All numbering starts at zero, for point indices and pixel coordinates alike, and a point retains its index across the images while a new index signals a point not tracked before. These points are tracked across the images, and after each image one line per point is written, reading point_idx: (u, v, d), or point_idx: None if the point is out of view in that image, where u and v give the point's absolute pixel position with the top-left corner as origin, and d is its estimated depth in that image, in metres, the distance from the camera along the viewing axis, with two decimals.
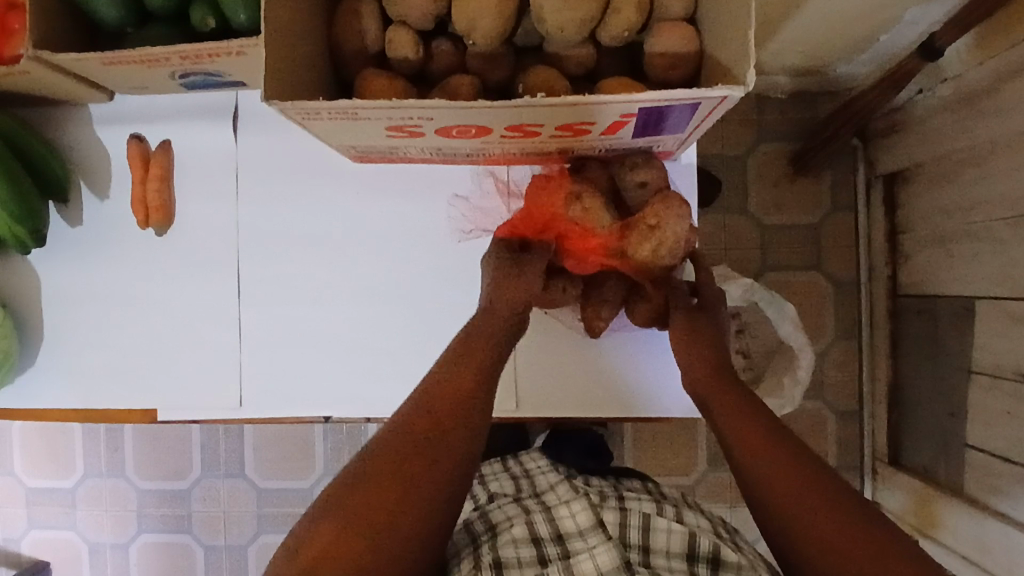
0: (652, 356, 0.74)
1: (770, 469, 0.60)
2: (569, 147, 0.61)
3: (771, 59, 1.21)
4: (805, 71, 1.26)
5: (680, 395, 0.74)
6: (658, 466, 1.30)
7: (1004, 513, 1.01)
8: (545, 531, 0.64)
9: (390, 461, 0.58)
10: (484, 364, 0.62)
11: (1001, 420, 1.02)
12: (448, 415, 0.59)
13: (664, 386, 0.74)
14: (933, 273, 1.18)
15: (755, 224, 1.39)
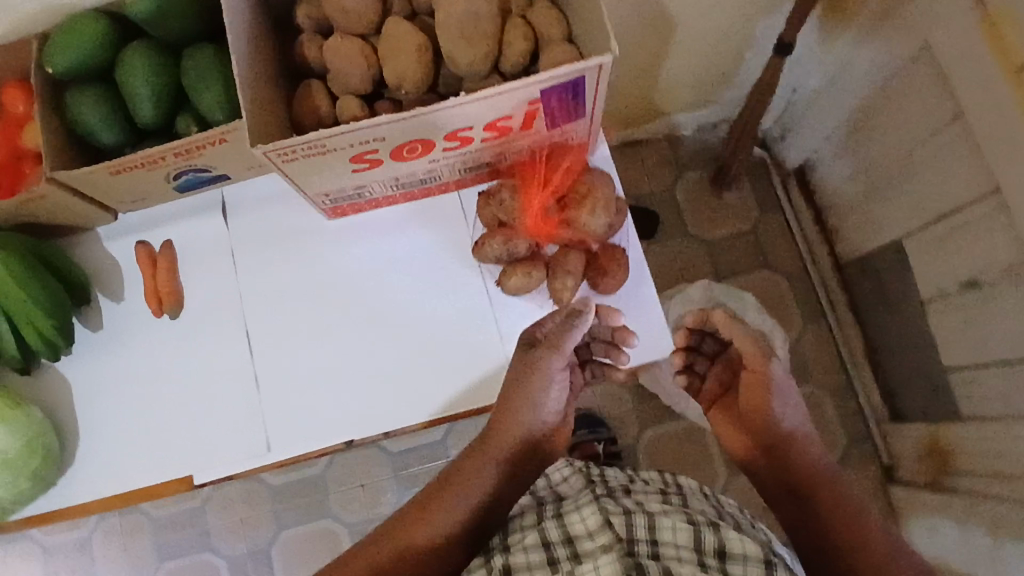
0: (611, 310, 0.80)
1: (833, 524, 0.74)
2: (500, 150, 0.74)
3: (664, 98, 1.41)
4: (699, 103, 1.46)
5: (647, 338, 0.80)
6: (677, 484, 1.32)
7: (1000, 414, 1.07)
8: (558, 538, 0.63)
9: (421, 511, 0.74)
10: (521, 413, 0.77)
11: (962, 331, 1.11)
12: (466, 483, 0.75)
13: (629, 338, 0.80)
14: (861, 233, 1.32)
15: (700, 242, 1.51)
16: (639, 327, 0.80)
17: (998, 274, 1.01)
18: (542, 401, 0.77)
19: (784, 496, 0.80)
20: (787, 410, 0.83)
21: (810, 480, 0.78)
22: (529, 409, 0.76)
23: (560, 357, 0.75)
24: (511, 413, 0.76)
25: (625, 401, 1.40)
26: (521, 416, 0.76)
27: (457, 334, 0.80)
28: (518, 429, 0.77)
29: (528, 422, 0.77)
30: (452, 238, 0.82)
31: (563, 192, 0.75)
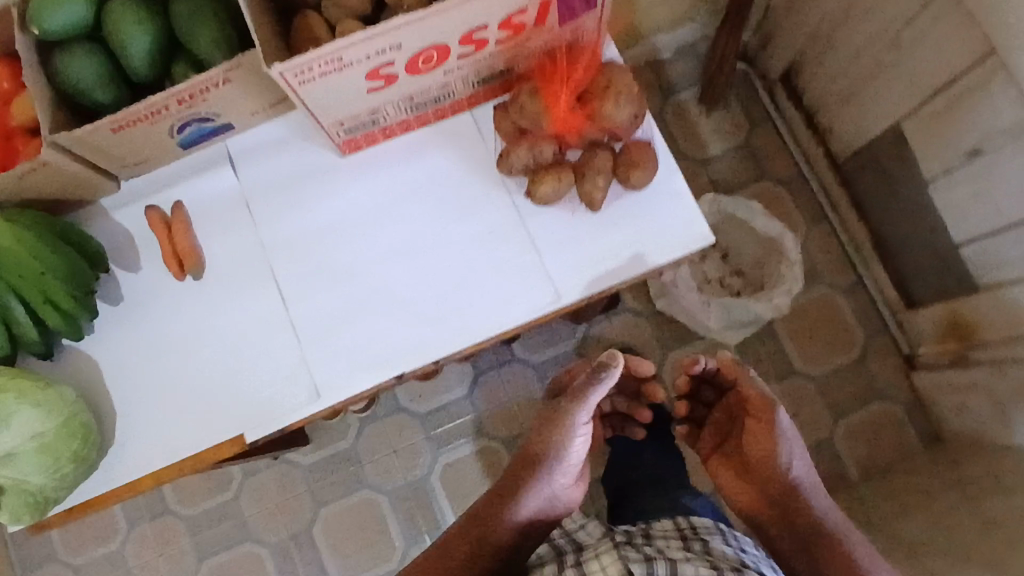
0: (647, 208, 0.78)
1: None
2: (514, 52, 0.72)
3: (643, 20, 1.39)
4: (677, 22, 1.44)
5: (689, 228, 0.77)
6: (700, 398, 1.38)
7: (1020, 276, 1.08)
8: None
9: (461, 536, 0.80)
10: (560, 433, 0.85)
11: (971, 202, 1.11)
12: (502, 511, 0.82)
13: (669, 232, 0.77)
14: (856, 127, 1.32)
15: (696, 163, 1.51)
16: (676, 219, 0.77)
17: (1001, 136, 1.01)
18: (577, 444, 0.87)
19: (795, 549, 0.81)
20: (793, 463, 0.86)
21: (814, 531, 0.80)
22: (565, 448, 0.86)
23: (589, 406, 0.85)
24: (550, 449, 0.85)
25: (648, 333, 1.44)
26: (557, 453, 0.85)
27: (493, 252, 0.78)
28: (553, 463, 0.85)
29: (564, 460, 0.86)
30: (473, 157, 0.80)
31: (584, 88, 0.73)
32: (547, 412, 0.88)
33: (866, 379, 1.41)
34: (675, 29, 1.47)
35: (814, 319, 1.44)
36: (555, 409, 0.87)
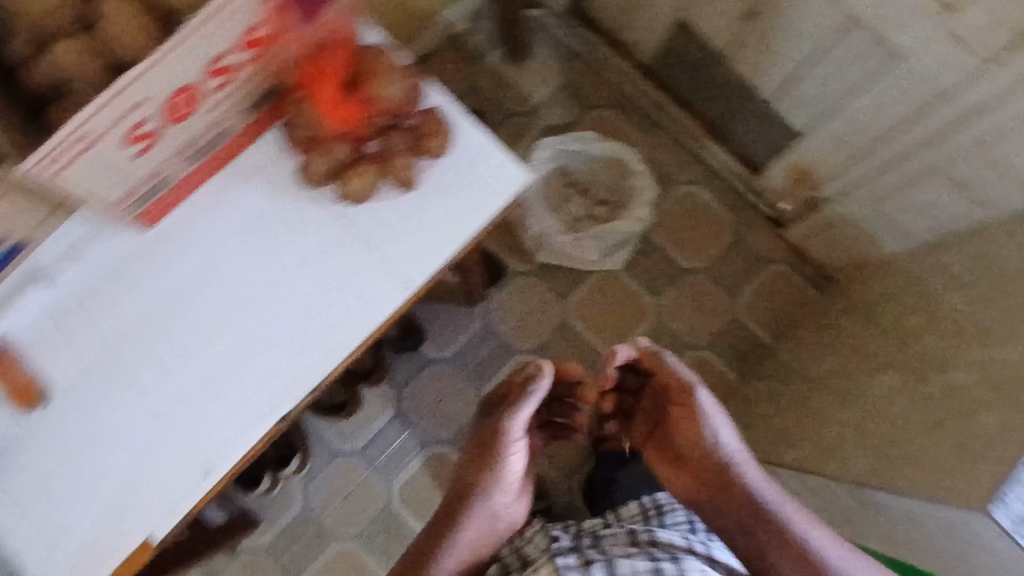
0: (459, 168, 0.79)
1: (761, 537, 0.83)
2: (271, 68, 0.70)
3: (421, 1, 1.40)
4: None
5: (503, 173, 0.80)
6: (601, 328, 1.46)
7: (828, 111, 1.16)
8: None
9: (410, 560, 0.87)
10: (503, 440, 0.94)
11: (765, 61, 1.18)
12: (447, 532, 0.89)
13: (487, 184, 0.79)
14: (649, 31, 1.37)
15: (527, 117, 1.54)
16: (489, 168, 0.80)
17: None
18: (517, 452, 0.95)
19: (726, 523, 0.86)
20: (717, 438, 0.90)
21: (755, 504, 0.85)
22: (507, 459, 0.94)
23: (522, 422, 0.95)
24: (491, 464, 0.93)
25: (543, 291, 1.46)
26: (500, 465, 0.93)
27: (329, 267, 0.78)
28: (496, 476, 0.93)
29: (507, 469, 0.94)
30: (276, 186, 0.79)
31: (352, 78, 0.73)
32: (487, 426, 0.97)
33: (748, 252, 1.49)
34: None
35: (684, 217, 1.50)
36: (491, 426, 0.96)
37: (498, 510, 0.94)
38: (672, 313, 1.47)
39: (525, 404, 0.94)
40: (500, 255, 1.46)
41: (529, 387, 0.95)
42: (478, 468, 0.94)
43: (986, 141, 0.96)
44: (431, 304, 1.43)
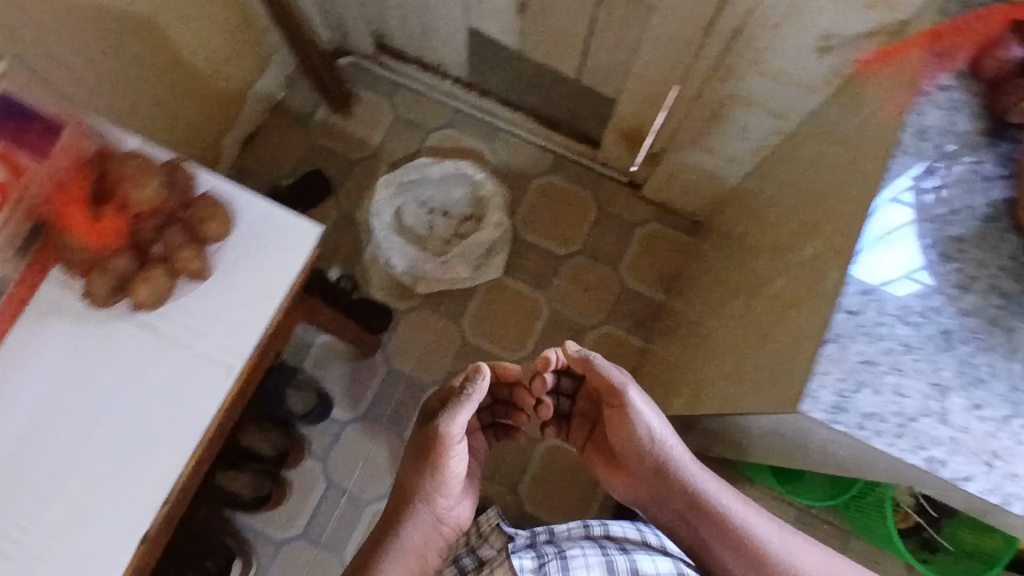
0: (247, 241, 0.81)
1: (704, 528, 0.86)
2: (23, 208, 0.75)
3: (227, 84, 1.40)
4: (260, 64, 1.47)
5: (290, 230, 0.81)
6: (495, 337, 1.48)
7: (624, 73, 1.20)
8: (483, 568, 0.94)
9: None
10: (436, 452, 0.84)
11: (554, 44, 1.22)
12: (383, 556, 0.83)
13: (278, 246, 0.81)
14: (450, 47, 1.40)
15: (370, 159, 1.55)
16: (276, 230, 0.81)
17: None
18: (456, 460, 0.86)
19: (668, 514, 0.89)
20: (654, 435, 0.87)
21: (692, 494, 0.86)
22: (447, 469, 0.85)
23: (457, 429, 0.84)
24: (431, 477, 0.85)
25: (435, 319, 1.47)
26: (435, 478, 0.85)
27: (149, 375, 0.79)
28: (432, 489, 0.85)
29: (447, 480, 0.86)
30: (73, 316, 0.80)
31: (105, 195, 0.78)
32: (421, 433, 0.87)
33: (616, 222, 1.53)
34: (266, 70, 1.49)
35: (547, 206, 1.54)
36: (425, 434, 0.86)
37: (434, 522, 0.86)
38: (563, 301, 1.50)
39: (460, 417, 0.84)
40: (383, 301, 1.47)
41: (462, 400, 0.84)
42: (412, 479, 0.86)
43: (757, 64, 0.99)
44: (333, 367, 1.44)
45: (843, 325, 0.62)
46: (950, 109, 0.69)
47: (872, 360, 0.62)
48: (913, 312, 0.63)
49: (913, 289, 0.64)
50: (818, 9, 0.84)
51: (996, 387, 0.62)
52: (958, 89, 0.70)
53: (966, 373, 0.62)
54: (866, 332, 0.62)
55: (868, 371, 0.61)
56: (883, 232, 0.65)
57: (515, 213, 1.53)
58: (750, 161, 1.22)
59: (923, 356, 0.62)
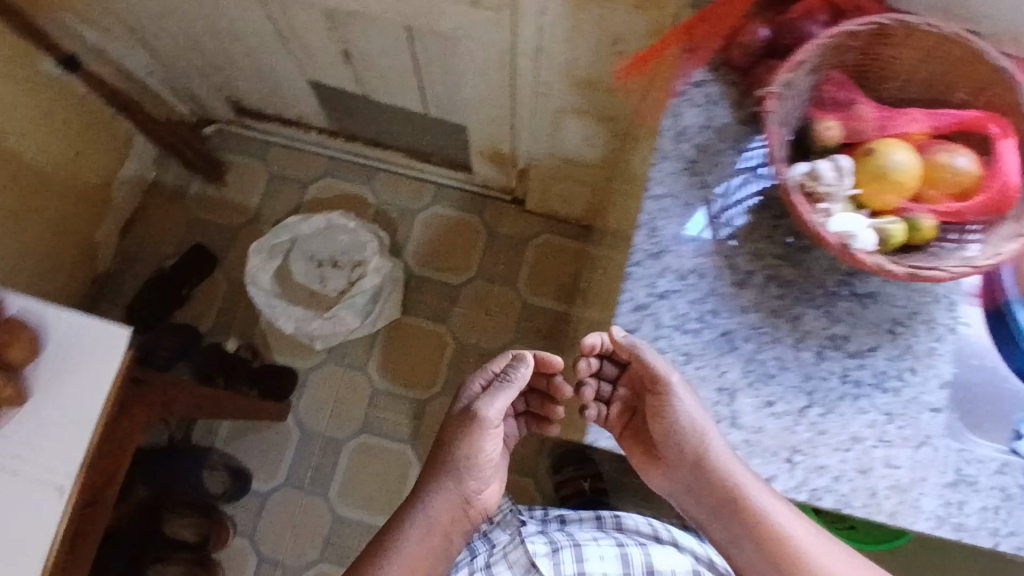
0: (59, 359, 0.82)
1: (754, 543, 0.62)
2: None
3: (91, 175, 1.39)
4: (122, 149, 1.45)
5: (100, 339, 0.83)
6: (405, 378, 1.46)
7: (463, 101, 1.20)
8: (480, 563, 0.84)
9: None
10: (474, 429, 0.73)
11: (391, 83, 1.21)
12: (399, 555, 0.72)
13: (92, 357, 0.82)
14: (303, 101, 1.39)
15: (252, 222, 1.54)
16: (86, 341, 0.83)
17: (340, 33, 1.09)
18: (483, 442, 0.74)
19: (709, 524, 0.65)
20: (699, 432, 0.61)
21: (727, 495, 0.61)
22: (469, 451, 0.73)
23: (493, 414, 0.74)
24: (457, 463, 0.74)
25: (341, 371, 1.46)
26: (461, 464, 0.74)
27: None
28: (459, 480, 0.74)
29: (473, 467, 0.74)
30: None
31: None
32: (457, 412, 0.77)
33: (507, 240, 1.53)
34: (129, 153, 1.48)
35: (436, 237, 1.53)
36: (461, 418, 0.75)
37: (452, 515, 0.74)
38: (468, 330, 1.49)
39: (497, 403, 0.74)
40: (285, 363, 1.46)
41: (505, 387, 0.74)
42: (443, 463, 0.75)
43: (569, 76, 0.98)
44: (246, 438, 1.42)
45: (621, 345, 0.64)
46: (707, 105, 0.67)
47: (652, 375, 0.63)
48: (691, 319, 0.63)
49: (689, 297, 0.63)
50: (595, 16, 0.84)
51: (783, 381, 0.62)
52: (712, 83, 0.68)
53: (752, 371, 0.62)
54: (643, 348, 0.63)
55: (649, 388, 0.62)
56: (652, 245, 0.65)
57: (405, 250, 1.52)
58: (608, 165, 1.22)
59: (705, 363, 0.63)
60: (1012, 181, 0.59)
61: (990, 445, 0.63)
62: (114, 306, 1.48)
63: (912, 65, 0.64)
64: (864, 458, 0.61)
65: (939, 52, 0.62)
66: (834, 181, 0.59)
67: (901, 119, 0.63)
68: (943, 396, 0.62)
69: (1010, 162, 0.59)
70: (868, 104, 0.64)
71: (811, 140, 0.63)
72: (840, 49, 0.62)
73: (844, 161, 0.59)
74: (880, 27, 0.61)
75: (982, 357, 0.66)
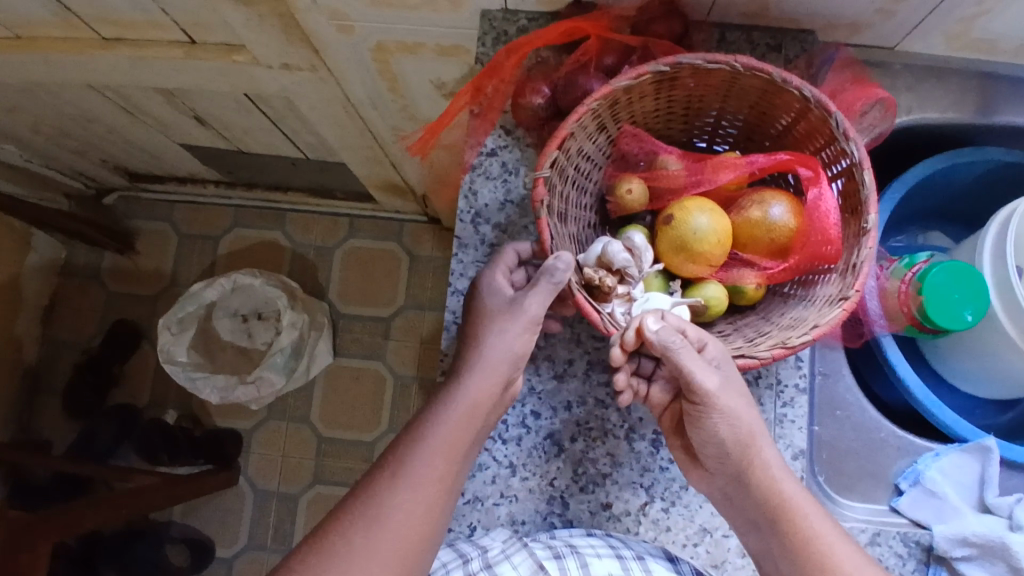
0: None
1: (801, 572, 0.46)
2: None
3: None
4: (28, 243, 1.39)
5: None
6: (348, 422, 1.43)
7: (334, 149, 1.13)
8: (476, 566, 0.50)
9: (330, 539, 0.44)
10: (520, 318, 0.52)
11: (260, 139, 1.14)
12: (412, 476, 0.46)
13: None
14: (188, 163, 1.32)
15: (171, 287, 1.51)
16: None
17: (181, 105, 1.02)
18: (506, 335, 0.52)
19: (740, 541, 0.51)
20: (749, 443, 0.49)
21: (770, 506, 0.48)
22: (497, 347, 0.51)
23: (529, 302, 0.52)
24: (480, 360, 0.51)
25: (285, 427, 1.43)
26: (495, 364, 0.51)
27: None
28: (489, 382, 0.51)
29: (500, 365, 0.51)
30: None
31: None
32: (473, 306, 0.54)
33: (430, 262, 1.46)
34: (37, 246, 1.42)
35: (358, 271, 1.47)
36: (488, 308, 0.53)
37: (473, 430, 0.50)
38: (404, 363, 1.44)
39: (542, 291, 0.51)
40: (226, 426, 1.44)
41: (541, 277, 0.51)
42: (458, 367, 0.52)
43: (415, 117, 0.91)
44: (200, 509, 1.42)
45: None
46: (504, 175, 0.61)
47: (477, 496, 0.56)
48: (513, 427, 0.57)
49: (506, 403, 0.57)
50: (406, 63, 0.76)
51: (619, 480, 0.56)
52: (508, 149, 0.61)
53: (583, 474, 0.56)
54: None
55: (473, 509, 0.56)
56: None
57: (328, 291, 1.47)
58: None
59: (533, 472, 0.56)
60: (831, 233, 0.51)
61: (861, 509, 0.58)
62: (52, 396, 1.48)
63: (717, 98, 0.56)
64: (717, 552, 0.55)
65: (738, 85, 0.53)
66: (628, 262, 0.52)
67: (710, 167, 0.54)
68: (800, 467, 0.56)
69: (828, 209, 0.51)
70: (674, 155, 0.55)
71: (615, 202, 0.56)
72: (623, 101, 0.54)
73: (637, 236, 0.53)
74: (659, 74, 0.51)
75: (847, 404, 0.60)
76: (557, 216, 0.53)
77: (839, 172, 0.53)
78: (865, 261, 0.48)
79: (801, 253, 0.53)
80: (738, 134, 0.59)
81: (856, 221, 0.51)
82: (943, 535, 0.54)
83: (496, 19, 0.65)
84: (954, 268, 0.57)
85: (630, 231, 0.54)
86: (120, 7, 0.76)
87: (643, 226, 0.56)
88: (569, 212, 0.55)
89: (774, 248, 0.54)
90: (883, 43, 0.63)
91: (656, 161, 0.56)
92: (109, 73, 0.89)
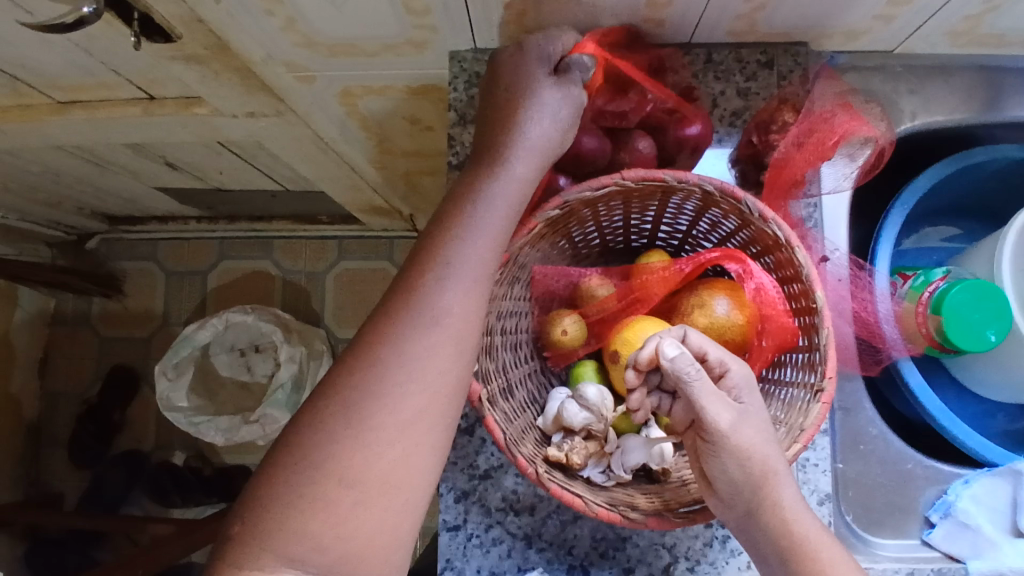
0: None
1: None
2: None
3: None
4: (14, 298, 1.35)
5: None
6: None
7: (312, 180, 1.09)
8: None
9: (383, 345, 0.41)
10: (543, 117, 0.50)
11: (234, 177, 1.10)
12: (447, 328, 0.42)
13: None
14: (164, 203, 1.28)
15: (163, 327, 1.48)
16: None
17: (150, 155, 0.97)
18: (531, 150, 0.50)
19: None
20: (762, 479, 0.43)
21: (782, 547, 0.42)
22: (526, 165, 0.49)
23: (563, 124, 0.51)
24: (515, 170, 0.49)
25: None
26: (524, 168, 0.49)
27: None
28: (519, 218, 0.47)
29: (529, 169, 0.49)
30: None
31: None
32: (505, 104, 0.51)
33: None
34: (22, 300, 1.38)
35: (351, 293, 1.44)
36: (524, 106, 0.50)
37: (512, 225, 0.47)
38: None
39: (573, 85, 0.52)
40: (235, 462, 1.42)
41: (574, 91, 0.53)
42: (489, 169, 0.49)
43: (392, 148, 0.87)
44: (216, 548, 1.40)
45: (451, 547, 0.54)
46: None
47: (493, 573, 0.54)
48: (524, 496, 0.54)
49: (516, 471, 0.55)
50: (376, 103, 0.72)
51: (640, 542, 0.53)
52: None
53: (602, 539, 0.54)
54: (478, 543, 0.54)
55: None
56: (461, 422, 0.55)
57: (323, 316, 1.44)
58: None
59: (550, 543, 0.54)
60: (784, 318, 0.48)
61: (893, 546, 0.56)
62: (56, 448, 1.46)
63: (615, 205, 0.51)
64: None
65: (636, 200, 0.51)
66: (589, 420, 0.49)
67: (639, 284, 0.51)
68: (827, 512, 0.53)
69: (772, 296, 0.48)
70: (598, 278, 0.53)
71: (551, 341, 0.53)
72: (524, 252, 0.50)
73: (590, 391, 0.50)
74: (555, 216, 0.50)
75: (871, 437, 0.58)
76: (501, 395, 0.50)
77: (766, 249, 0.50)
78: (828, 340, 0.46)
79: (762, 349, 0.49)
80: (676, 235, 0.56)
81: (804, 299, 0.48)
82: (980, 572, 0.52)
83: (467, 59, 0.61)
84: (975, 288, 0.55)
85: (584, 382, 0.51)
86: (66, 72, 0.72)
87: (592, 363, 0.53)
88: (513, 380, 0.52)
89: (732, 346, 0.51)
90: (882, 46, 0.60)
91: (581, 289, 0.53)
92: (70, 134, 0.85)
